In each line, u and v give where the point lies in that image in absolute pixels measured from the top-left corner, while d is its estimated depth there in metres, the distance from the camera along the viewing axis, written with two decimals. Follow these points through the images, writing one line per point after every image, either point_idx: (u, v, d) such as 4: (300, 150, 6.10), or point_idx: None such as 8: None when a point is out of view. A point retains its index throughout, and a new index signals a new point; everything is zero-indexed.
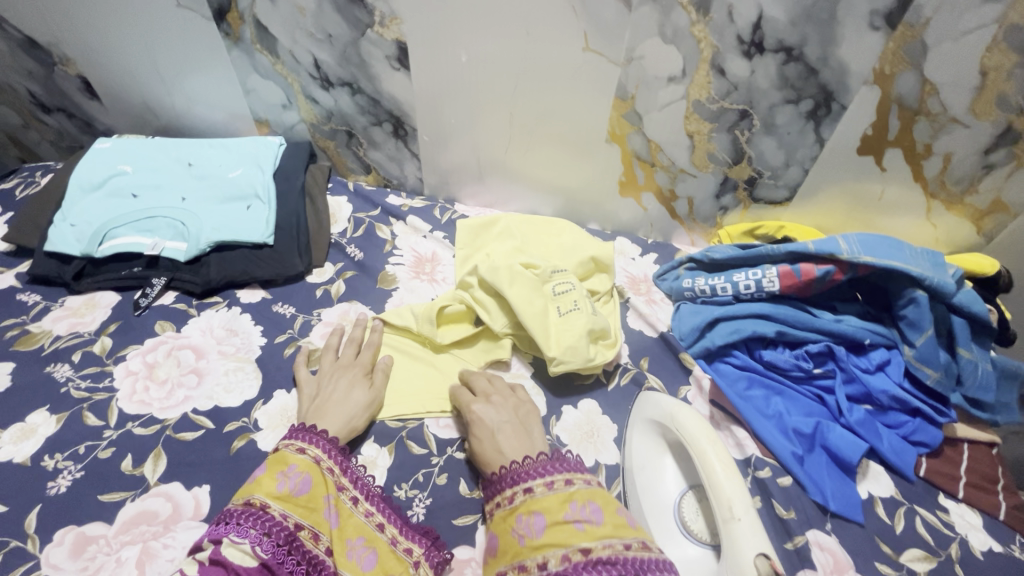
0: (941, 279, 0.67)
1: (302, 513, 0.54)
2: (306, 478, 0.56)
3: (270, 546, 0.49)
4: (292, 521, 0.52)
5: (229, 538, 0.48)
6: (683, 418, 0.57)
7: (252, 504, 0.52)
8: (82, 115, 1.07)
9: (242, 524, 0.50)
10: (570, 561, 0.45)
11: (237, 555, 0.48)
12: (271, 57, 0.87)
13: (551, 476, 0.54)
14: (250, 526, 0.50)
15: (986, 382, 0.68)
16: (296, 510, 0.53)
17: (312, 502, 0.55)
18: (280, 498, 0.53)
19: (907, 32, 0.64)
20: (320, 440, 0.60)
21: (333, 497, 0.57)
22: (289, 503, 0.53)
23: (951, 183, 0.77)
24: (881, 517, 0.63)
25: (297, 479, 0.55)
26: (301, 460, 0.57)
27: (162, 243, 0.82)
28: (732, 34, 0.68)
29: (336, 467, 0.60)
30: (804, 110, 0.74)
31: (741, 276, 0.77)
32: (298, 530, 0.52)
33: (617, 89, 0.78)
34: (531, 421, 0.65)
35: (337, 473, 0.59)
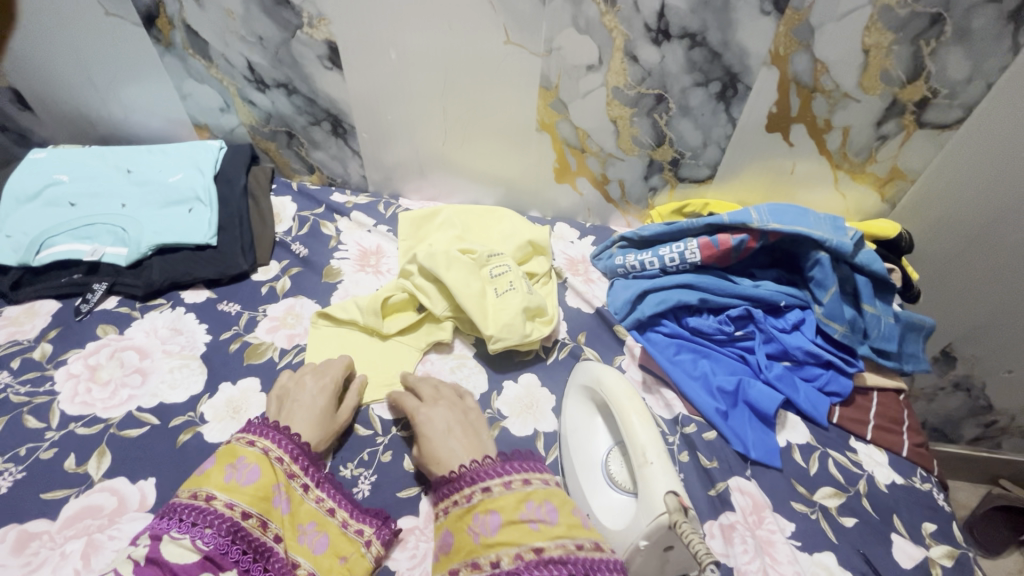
0: (840, 241, 0.73)
1: (249, 501, 0.55)
2: (254, 469, 0.57)
3: (211, 538, 0.50)
4: (238, 512, 0.53)
5: (169, 535, 0.50)
6: (607, 379, 0.62)
7: (197, 498, 0.54)
8: (15, 128, 1.06)
9: (184, 519, 0.51)
10: (523, 560, 0.47)
11: (177, 551, 0.49)
12: (205, 61, 0.89)
13: (508, 476, 0.55)
14: (194, 520, 0.51)
15: (889, 333, 0.75)
16: (244, 500, 0.55)
17: (262, 490, 0.56)
18: (228, 490, 0.55)
19: (794, 15, 0.70)
20: (275, 435, 0.62)
21: (283, 484, 0.58)
22: (235, 493, 0.55)
23: (852, 154, 0.83)
24: (797, 461, 0.68)
25: (246, 471, 0.57)
26: (249, 453, 0.59)
27: (101, 249, 0.83)
28: (639, 23, 0.73)
29: (286, 456, 0.61)
30: (714, 92, 0.79)
31: (666, 250, 0.81)
32: (245, 519, 0.53)
33: (541, 79, 0.82)
34: (479, 423, 0.67)
35: (286, 462, 0.60)
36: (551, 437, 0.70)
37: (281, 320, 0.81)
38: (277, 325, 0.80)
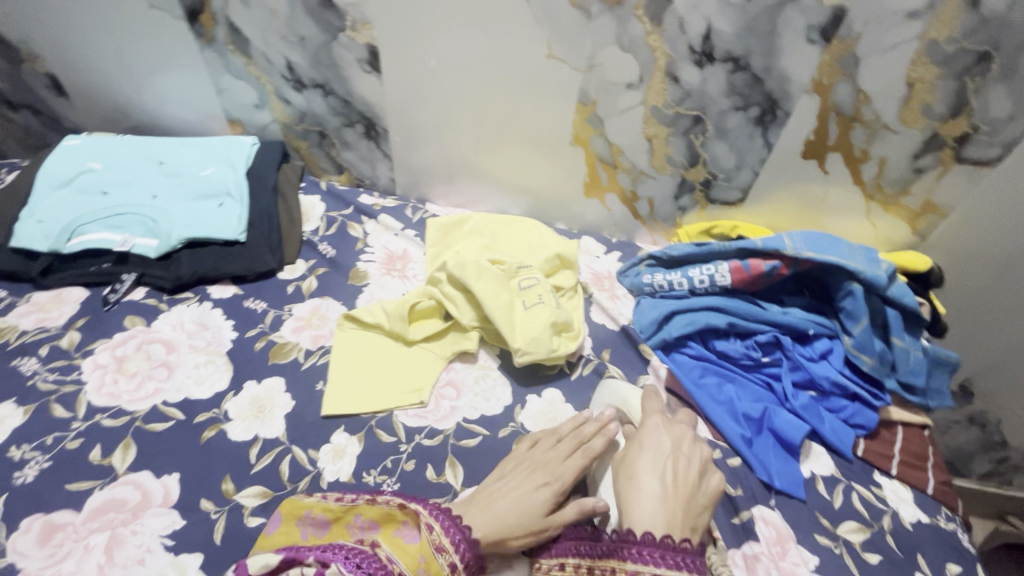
0: (875, 272, 0.72)
1: (405, 565, 0.51)
2: (412, 533, 0.54)
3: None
4: (397, 568, 0.50)
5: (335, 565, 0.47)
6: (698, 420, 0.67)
7: (365, 543, 0.52)
8: (49, 113, 1.07)
9: (349, 556, 0.49)
10: None
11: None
12: (244, 58, 0.89)
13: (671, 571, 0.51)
14: (364, 560, 0.49)
15: (917, 368, 0.74)
16: (402, 561, 0.51)
17: (413, 556, 0.52)
18: (391, 545, 0.53)
19: (840, 45, 0.69)
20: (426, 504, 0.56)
21: (427, 556, 0.52)
22: (397, 551, 0.52)
23: (887, 185, 0.83)
24: (821, 493, 0.68)
25: (409, 533, 0.54)
26: (407, 518, 0.55)
27: (131, 239, 0.83)
28: (684, 44, 0.73)
29: (436, 525, 0.54)
30: (752, 116, 0.79)
31: (696, 271, 0.81)
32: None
33: (580, 95, 0.82)
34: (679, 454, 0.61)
35: (437, 533, 0.53)
36: None
37: (306, 322, 0.80)
38: (303, 325, 0.80)
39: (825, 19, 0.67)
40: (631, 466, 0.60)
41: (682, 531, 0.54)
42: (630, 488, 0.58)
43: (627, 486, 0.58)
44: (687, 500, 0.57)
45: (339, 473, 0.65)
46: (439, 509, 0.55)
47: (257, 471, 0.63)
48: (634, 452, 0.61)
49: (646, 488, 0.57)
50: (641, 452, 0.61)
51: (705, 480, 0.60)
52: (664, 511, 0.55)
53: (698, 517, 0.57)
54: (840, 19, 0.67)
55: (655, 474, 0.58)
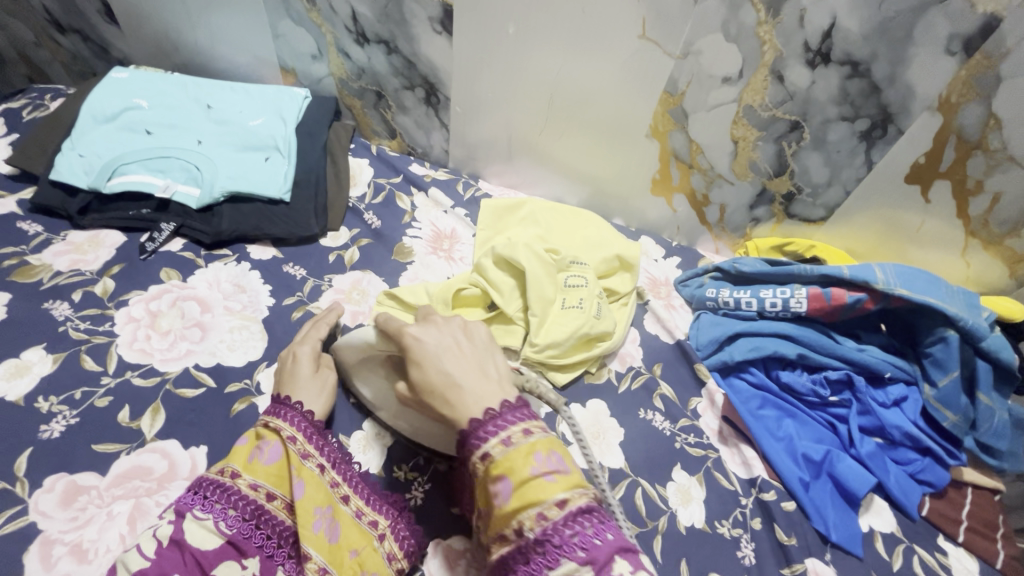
0: (975, 321, 0.65)
1: (273, 483, 0.52)
2: (276, 446, 0.54)
3: (235, 522, 0.48)
4: (262, 494, 0.51)
5: (193, 513, 0.48)
6: (477, 329, 0.52)
7: (223, 474, 0.51)
8: (98, 39, 1.03)
9: (207, 497, 0.49)
10: (548, 519, 0.40)
11: (200, 533, 0.47)
12: (307, 4, 0.83)
13: (506, 430, 0.43)
14: (216, 500, 0.49)
15: (1000, 430, 0.66)
16: (267, 481, 0.52)
17: (283, 472, 0.53)
18: (249, 469, 0.52)
19: (984, 61, 0.59)
20: (289, 413, 0.57)
21: (299, 467, 0.53)
22: (258, 474, 0.52)
23: (995, 223, 0.72)
24: (879, 552, 0.63)
25: (268, 448, 0.54)
26: (268, 431, 0.55)
27: (173, 186, 0.79)
28: (799, 40, 0.65)
29: (300, 435, 0.56)
30: (859, 129, 0.70)
31: (769, 293, 0.75)
32: (269, 502, 0.51)
33: (668, 83, 0.74)
34: (477, 326, 0.53)
35: (300, 442, 0.55)
36: (619, 475, 0.65)
37: (342, 294, 0.76)
38: (342, 299, 0.76)
39: (975, 29, 0.57)
40: (428, 372, 0.47)
41: (503, 387, 0.47)
42: (441, 389, 0.46)
43: (439, 395, 0.46)
44: (487, 362, 0.49)
45: (369, 465, 0.62)
46: (292, 410, 0.57)
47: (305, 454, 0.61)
48: (416, 372, 0.48)
49: (445, 373, 0.47)
50: (432, 360, 0.48)
51: (481, 340, 0.51)
52: (476, 386, 0.46)
53: (500, 366, 0.49)
54: (992, 30, 0.57)
55: (450, 353, 0.49)
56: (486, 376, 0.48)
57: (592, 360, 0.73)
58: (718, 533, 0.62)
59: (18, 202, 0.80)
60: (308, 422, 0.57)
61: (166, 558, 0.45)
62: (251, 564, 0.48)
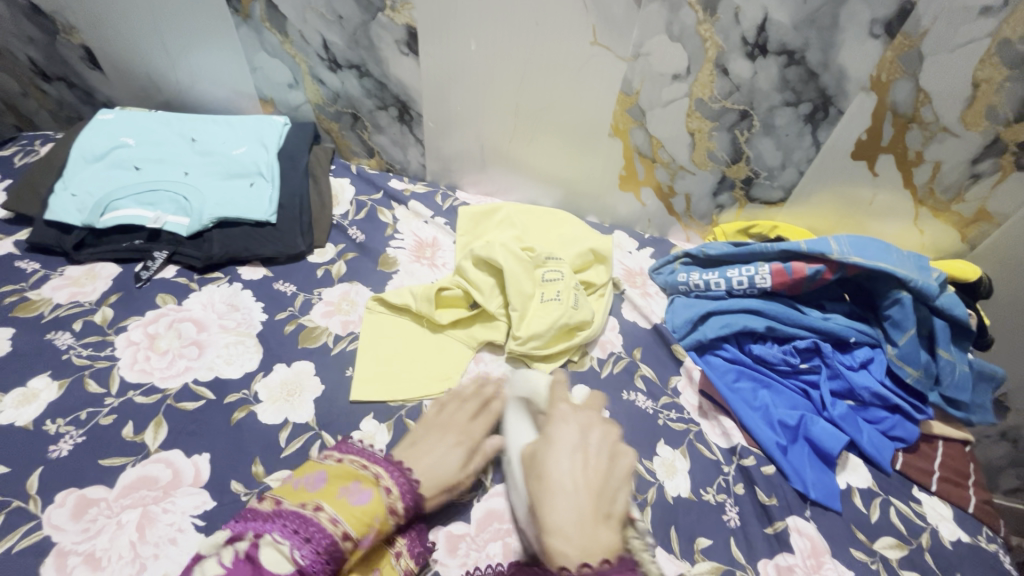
0: (925, 281, 0.70)
1: (354, 524, 0.50)
2: (367, 492, 0.52)
3: (309, 553, 0.46)
4: (340, 531, 0.49)
5: (271, 536, 0.46)
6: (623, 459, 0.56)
7: (306, 506, 0.50)
8: (83, 86, 1.07)
9: (288, 525, 0.47)
10: None
11: (274, 557, 0.45)
12: (280, 36, 0.88)
13: None
14: (298, 528, 0.47)
15: (963, 382, 0.71)
16: (349, 521, 0.50)
17: (367, 517, 0.51)
18: (331, 503, 0.50)
19: (905, 41, 0.65)
20: (397, 474, 0.56)
21: (380, 519, 0.52)
22: (341, 512, 0.50)
23: (939, 190, 0.77)
24: (858, 506, 0.66)
25: (358, 491, 0.52)
26: (366, 477, 0.54)
27: (163, 217, 0.82)
28: (736, 35, 0.70)
29: (394, 489, 0.54)
30: (803, 113, 0.75)
31: (734, 272, 0.79)
32: (343, 543, 0.48)
33: (623, 84, 0.79)
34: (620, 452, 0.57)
35: (393, 493, 0.54)
36: None
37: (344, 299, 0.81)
38: (332, 310, 0.79)
39: (892, 13, 0.63)
40: (546, 460, 0.54)
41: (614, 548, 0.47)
42: (545, 481, 0.52)
43: (542, 484, 0.52)
44: (608, 495, 0.52)
45: None
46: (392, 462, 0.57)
47: (285, 455, 0.63)
48: (544, 446, 0.55)
49: (557, 473, 0.52)
50: (557, 449, 0.54)
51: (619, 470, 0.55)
52: (583, 511, 0.49)
53: (615, 505, 0.52)
54: (908, 13, 0.62)
55: (570, 454, 0.54)
56: (595, 510, 0.49)
57: (574, 349, 0.77)
58: (703, 500, 0.65)
59: (15, 242, 0.83)
60: (412, 491, 0.55)
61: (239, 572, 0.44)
62: None
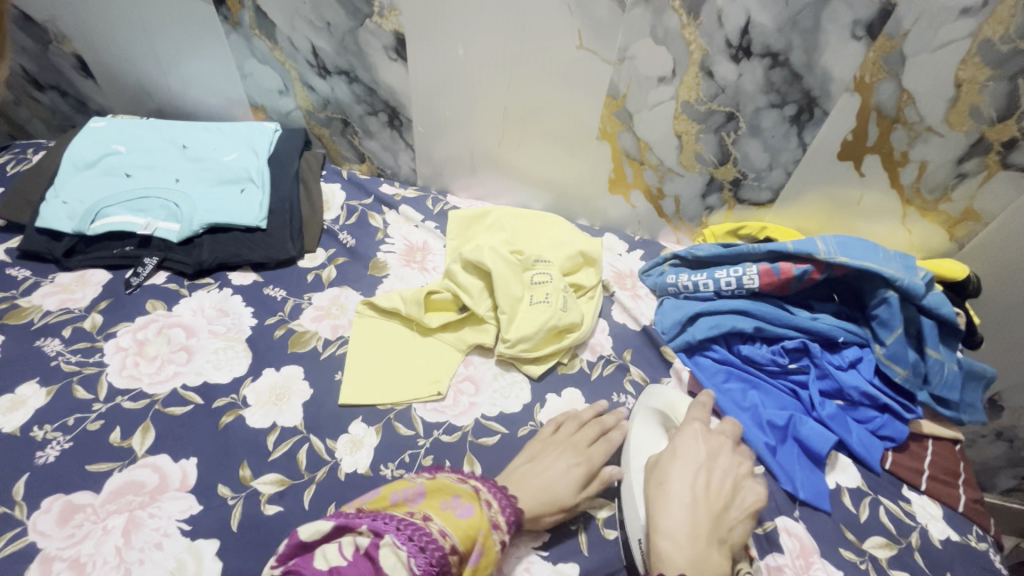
0: (911, 280, 0.70)
1: (460, 537, 0.50)
2: (469, 505, 0.53)
3: (423, 562, 0.47)
4: (449, 543, 0.49)
5: (388, 538, 0.48)
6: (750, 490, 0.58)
7: (415, 515, 0.51)
8: (76, 94, 1.08)
9: (402, 529, 0.49)
10: None
11: (391, 560, 0.47)
12: (269, 43, 0.88)
13: None
14: (409, 533, 0.49)
15: (951, 381, 0.71)
16: (455, 533, 0.50)
17: (471, 531, 0.51)
18: (443, 516, 0.51)
19: (887, 42, 0.65)
20: (500, 495, 0.57)
21: (485, 535, 0.52)
22: (450, 523, 0.51)
23: (926, 190, 0.78)
24: (847, 506, 0.66)
25: (461, 505, 0.53)
26: (466, 492, 0.55)
27: (154, 223, 0.83)
28: (720, 38, 0.71)
29: (493, 503, 0.55)
30: (788, 114, 0.75)
31: (722, 273, 0.79)
32: (451, 555, 0.49)
33: (610, 88, 0.80)
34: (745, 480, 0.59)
35: (496, 510, 0.55)
36: None
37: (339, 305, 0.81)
38: (322, 315, 0.79)
39: (873, 15, 0.63)
40: (670, 472, 0.57)
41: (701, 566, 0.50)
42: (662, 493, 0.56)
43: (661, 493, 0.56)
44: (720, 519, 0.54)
45: (356, 464, 0.64)
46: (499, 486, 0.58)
47: (273, 458, 0.63)
48: (670, 459, 0.59)
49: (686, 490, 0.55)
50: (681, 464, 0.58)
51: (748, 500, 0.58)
52: (688, 532, 0.52)
53: (724, 529, 0.54)
54: (888, 15, 0.63)
55: (688, 469, 0.57)
56: (705, 532, 0.52)
57: (563, 351, 0.77)
58: None
59: (5, 250, 0.83)
60: (507, 499, 0.56)
61: (358, 567, 0.47)
62: None
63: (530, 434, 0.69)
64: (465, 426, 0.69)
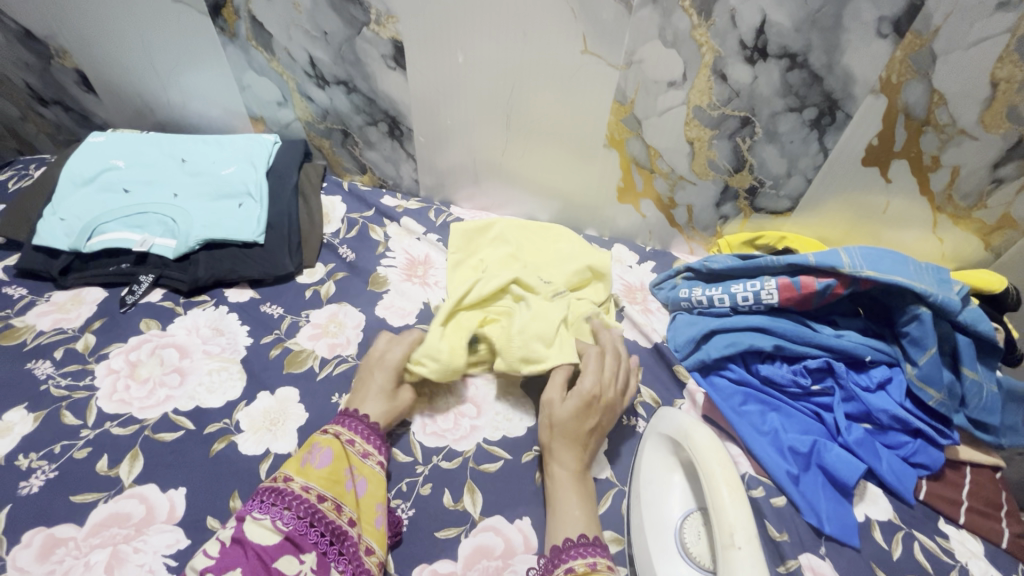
0: (946, 295, 0.64)
1: (324, 485, 0.54)
2: (327, 452, 0.57)
3: (291, 519, 0.50)
4: (314, 495, 0.53)
5: (252, 515, 0.50)
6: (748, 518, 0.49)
7: (277, 481, 0.54)
8: (79, 108, 1.07)
9: (264, 501, 0.51)
10: None
11: (260, 532, 0.49)
12: (267, 54, 0.87)
13: (592, 558, 0.51)
14: (273, 502, 0.51)
15: (991, 404, 0.66)
16: (319, 483, 0.54)
17: (335, 475, 0.55)
18: (302, 474, 0.55)
19: (915, 40, 0.60)
20: (352, 422, 0.61)
21: (356, 466, 0.58)
22: (310, 477, 0.54)
23: (959, 197, 0.72)
24: (878, 541, 0.61)
25: (319, 455, 0.57)
26: (323, 439, 0.58)
27: (151, 240, 0.81)
28: (734, 39, 0.66)
29: (357, 438, 0.60)
30: (808, 119, 0.71)
31: (739, 287, 0.75)
32: (321, 502, 0.53)
33: (617, 93, 0.76)
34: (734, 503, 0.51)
35: (359, 444, 0.60)
36: (606, 485, 0.64)
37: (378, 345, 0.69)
38: (319, 333, 0.77)
39: (900, 10, 0.59)
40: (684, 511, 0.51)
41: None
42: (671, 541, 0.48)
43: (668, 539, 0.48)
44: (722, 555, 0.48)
45: None
46: (357, 420, 0.61)
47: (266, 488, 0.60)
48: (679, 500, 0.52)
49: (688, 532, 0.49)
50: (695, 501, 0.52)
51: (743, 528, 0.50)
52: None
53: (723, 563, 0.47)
54: (917, 10, 0.58)
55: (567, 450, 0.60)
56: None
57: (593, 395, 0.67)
58: None
59: (3, 268, 0.82)
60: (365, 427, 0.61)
61: (229, 555, 0.47)
62: (308, 559, 0.49)
63: (535, 461, 0.66)
64: (466, 451, 0.66)
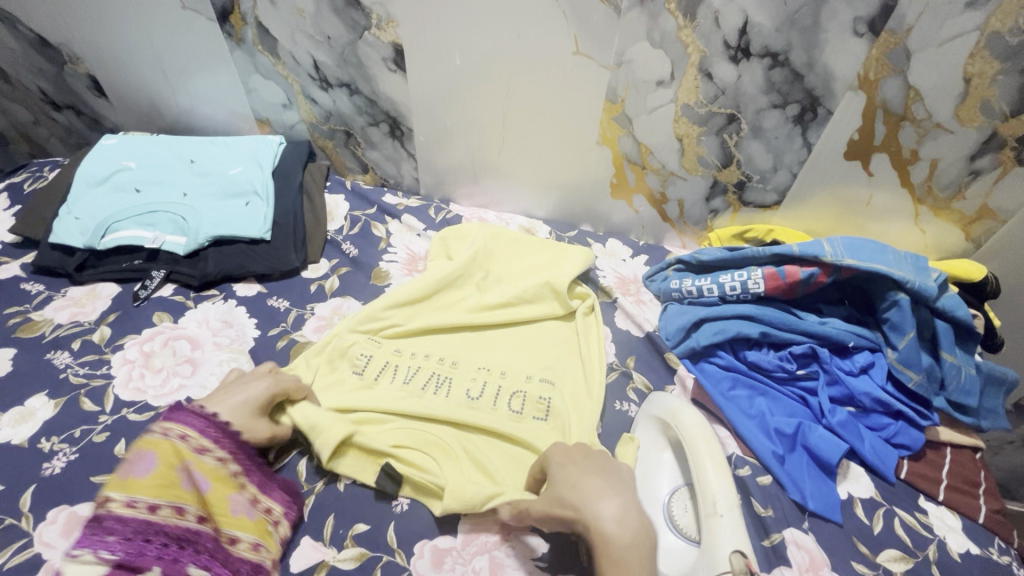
0: (923, 282, 0.67)
1: (154, 493, 0.52)
2: (150, 458, 0.53)
3: (119, 544, 0.48)
4: (143, 507, 0.51)
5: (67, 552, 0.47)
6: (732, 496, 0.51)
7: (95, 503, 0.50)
8: (90, 113, 1.11)
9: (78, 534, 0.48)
10: None
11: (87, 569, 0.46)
12: (273, 58, 0.90)
13: None
14: (89, 532, 0.48)
15: (969, 387, 0.68)
16: (146, 494, 0.52)
17: (166, 479, 0.53)
18: (125, 488, 0.51)
19: (891, 38, 0.63)
20: (186, 420, 0.58)
21: (191, 462, 0.56)
22: (135, 489, 0.52)
23: (938, 189, 0.75)
24: (860, 517, 0.63)
25: (141, 463, 0.53)
26: (145, 442, 0.54)
27: (162, 237, 0.85)
28: (718, 39, 0.69)
29: (190, 435, 0.57)
30: (791, 115, 0.74)
31: (727, 278, 0.78)
32: (156, 513, 0.52)
33: (608, 92, 0.79)
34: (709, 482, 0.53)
35: (193, 438, 0.57)
36: None
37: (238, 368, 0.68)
38: (324, 325, 0.80)
39: (875, 10, 0.62)
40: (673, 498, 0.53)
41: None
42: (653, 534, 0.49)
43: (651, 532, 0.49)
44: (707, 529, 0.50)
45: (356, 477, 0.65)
46: (189, 416, 0.58)
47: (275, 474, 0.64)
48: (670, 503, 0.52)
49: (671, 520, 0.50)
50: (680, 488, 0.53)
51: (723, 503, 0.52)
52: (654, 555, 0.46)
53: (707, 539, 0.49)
54: (891, 10, 0.61)
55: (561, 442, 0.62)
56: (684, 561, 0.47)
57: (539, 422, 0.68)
58: None
59: (21, 265, 0.86)
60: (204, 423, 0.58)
61: None
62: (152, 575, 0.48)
63: None
64: None
